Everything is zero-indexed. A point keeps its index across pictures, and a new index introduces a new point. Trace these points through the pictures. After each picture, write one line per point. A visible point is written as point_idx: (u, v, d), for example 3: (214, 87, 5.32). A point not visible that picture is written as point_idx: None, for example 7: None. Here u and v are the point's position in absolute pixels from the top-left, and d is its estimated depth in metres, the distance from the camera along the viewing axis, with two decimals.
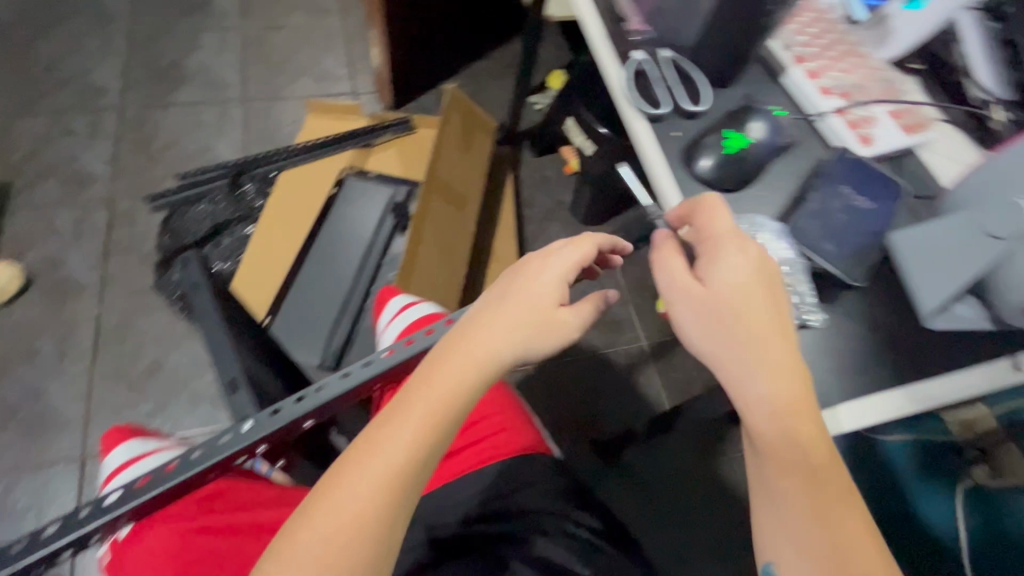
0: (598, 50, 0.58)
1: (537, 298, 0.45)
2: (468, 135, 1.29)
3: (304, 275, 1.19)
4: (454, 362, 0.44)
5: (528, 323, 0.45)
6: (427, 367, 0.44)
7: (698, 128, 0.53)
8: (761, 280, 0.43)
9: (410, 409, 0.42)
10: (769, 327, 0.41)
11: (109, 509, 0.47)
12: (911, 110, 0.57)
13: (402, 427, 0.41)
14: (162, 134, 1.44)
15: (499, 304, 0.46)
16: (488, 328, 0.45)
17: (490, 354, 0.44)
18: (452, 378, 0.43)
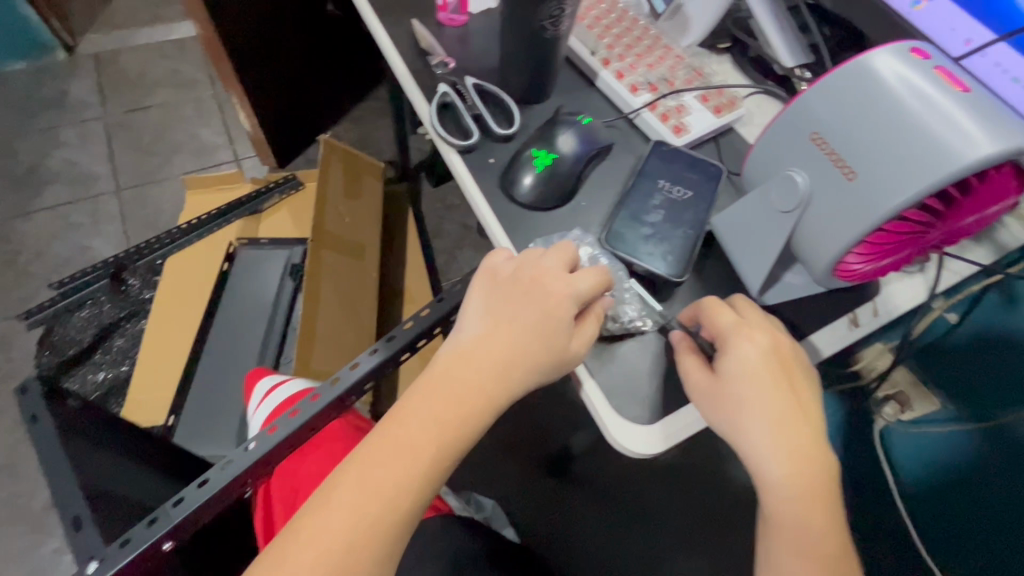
0: (407, 88, 0.57)
1: (537, 325, 0.40)
2: (355, 183, 1.26)
3: (205, 362, 1.11)
4: (451, 401, 0.38)
5: (532, 358, 0.40)
6: (417, 400, 0.39)
7: (513, 151, 0.53)
8: (770, 362, 0.39)
9: (404, 455, 0.37)
10: (780, 388, 0.38)
11: None
12: (721, 91, 0.57)
13: (409, 460, 0.37)
14: (33, 244, 1.35)
15: (506, 330, 0.40)
16: (496, 362, 0.39)
17: (500, 387, 0.39)
18: (446, 423, 0.38)
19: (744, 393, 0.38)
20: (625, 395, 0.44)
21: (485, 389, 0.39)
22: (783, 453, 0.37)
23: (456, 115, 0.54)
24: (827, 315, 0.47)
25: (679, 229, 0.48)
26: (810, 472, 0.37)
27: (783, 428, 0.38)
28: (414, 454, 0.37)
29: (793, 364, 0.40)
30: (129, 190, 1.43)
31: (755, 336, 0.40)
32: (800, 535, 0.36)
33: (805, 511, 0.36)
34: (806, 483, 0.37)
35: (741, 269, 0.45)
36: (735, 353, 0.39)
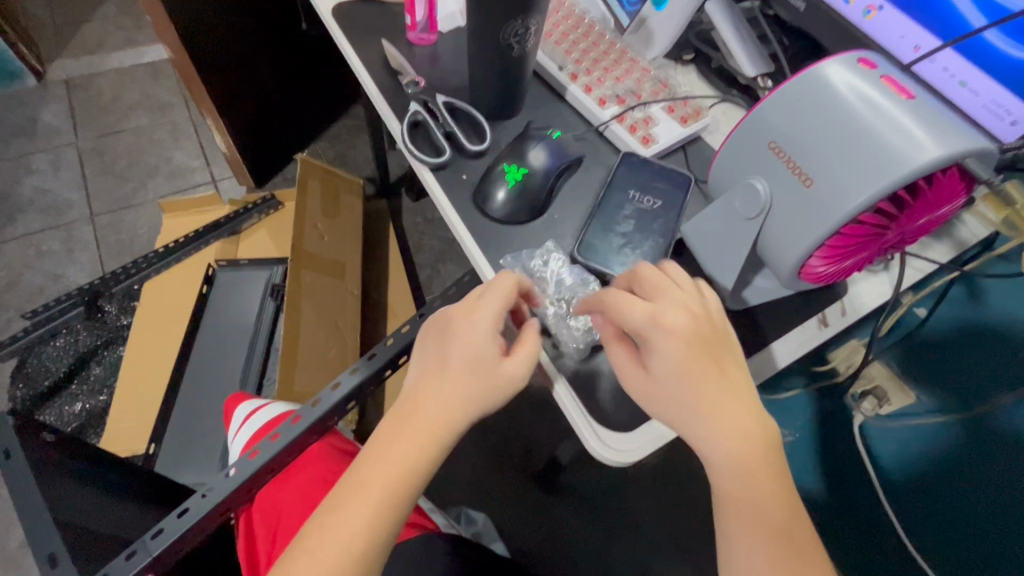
0: (379, 109, 0.58)
1: (467, 358, 0.41)
2: (333, 201, 1.25)
3: (184, 388, 1.09)
4: (393, 449, 0.39)
5: (465, 392, 0.40)
6: (370, 457, 0.39)
7: (485, 166, 0.54)
8: (693, 349, 0.39)
9: (356, 507, 0.38)
10: (709, 376, 0.38)
11: None
12: (686, 102, 0.58)
13: (363, 511, 0.37)
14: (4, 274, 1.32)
15: (438, 370, 0.41)
16: (432, 404, 0.40)
17: (442, 425, 0.40)
18: (390, 472, 0.39)
19: (676, 384, 0.38)
20: (602, 404, 0.45)
21: (426, 433, 0.39)
22: (718, 432, 0.37)
23: (428, 133, 0.55)
24: (797, 316, 0.48)
25: (651, 238, 0.49)
26: (748, 441, 0.37)
27: (718, 410, 0.38)
28: (360, 506, 0.38)
29: (717, 339, 0.40)
30: (104, 215, 1.41)
31: (675, 322, 0.39)
32: (750, 507, 0.37)
33: (749, 481, 0.37)
34: (746, 455, 0.37)
35: (711, 275, 0.46)
36: (657, 348, 0.39)
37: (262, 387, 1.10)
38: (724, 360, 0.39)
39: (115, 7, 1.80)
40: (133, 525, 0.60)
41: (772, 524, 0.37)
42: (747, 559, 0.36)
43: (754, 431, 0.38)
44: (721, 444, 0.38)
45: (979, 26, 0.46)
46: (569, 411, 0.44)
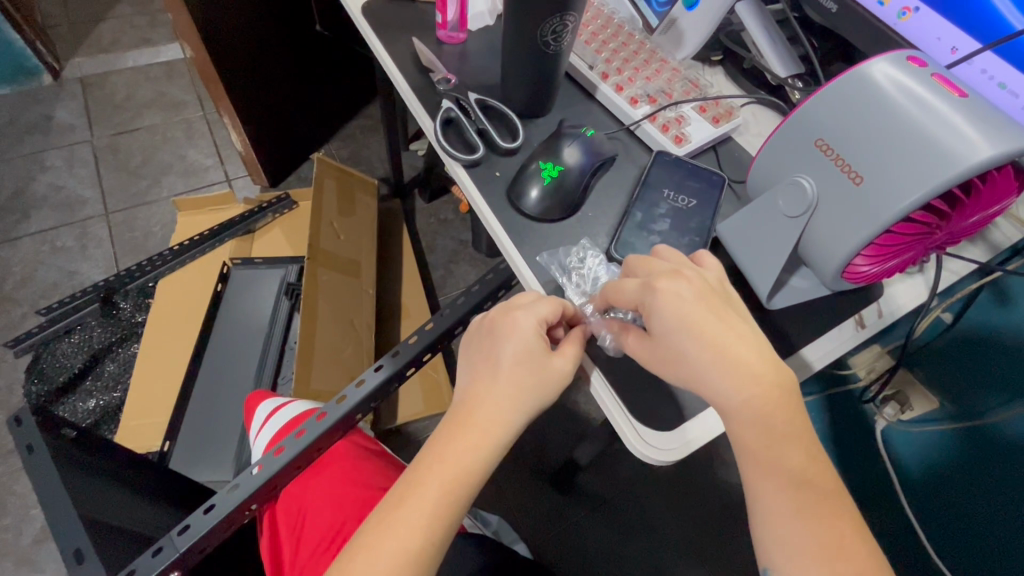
0: (410, 105, 0.58)
1: (513, 361, 0.41)
2: (348, 200, 1.26)
3: (199, 386, 1.09)
4: (446, 451, 0.39)
5: (515, 392, 0.40)
6: (427, 456, 0.39)
7: (518, 164, 0.53)
8: (707, 309, 0.38)
9: (411, 503, 0.37)
10: (721, 338, 0.37)
11: None
12: (718, 101, 0.58)
13: (417, 508, 0.37)
14: (19, 270, 1.32)
15: (488, 375, 0.41)
16: (483, 406, 0.40)
17: (499, 424, 0.39)
18: (443, 476, 0.38)
19: (682, 343, 0.37)
20: (639, 401, 0.44)
21: (477, 436, 0.39)
22: (730, 383, 0.36)
23: (460, 130, 0.55)
24: (833, 316, 0.48)
25: (686, 237, 0.48)
26: (762, 388, 0.36)
27: (740, 372, 0.36)
28: (415, 509, 0.37)
29: (719, 298, 0.39)
30: (119, 213, 1.42)
31: (672, 287, 0.38)
32: (769, 456, 0.36)
33: (765, 429, 0.36)
34: (763, 404, 0.36)
35: (746, 272, 0.46)
36: (657, 313, 0.38)
37: (276, 385, 1.10)
38: (734, 319, 0.38)
39: (130, 7, 1.81)
40: (155, 522, 0.59)
41: (792, 469, 0.36)
42: (769, 507, 0.36)
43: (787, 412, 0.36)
44: (738, 395, 0.36)
45: (1020, 28, 0.46)
46: (607, 407, 0.44)
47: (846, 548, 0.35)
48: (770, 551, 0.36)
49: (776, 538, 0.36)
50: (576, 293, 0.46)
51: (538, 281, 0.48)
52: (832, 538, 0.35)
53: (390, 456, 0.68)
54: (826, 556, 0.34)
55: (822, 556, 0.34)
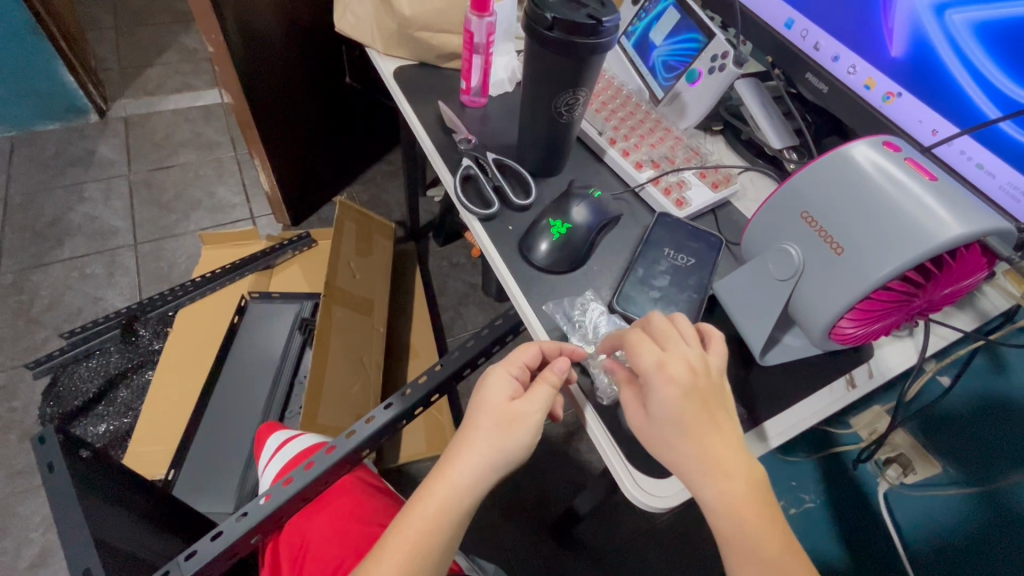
0: (432, 161, 0.63)
1: (490, 426, 0.44)
2: (366, 240, 1.31)
3: (208, 416, 1.11)
4: (423, 499, 0.43)
5: (485, 459, 0.43)
6: (411, 510, 0.43)
7: (530, 218, 0.58)
8: (693, 400, 0.40)
9: (388, 552, 0.41)
10: (708, 436, 0.40)
11: None
12: (717, 169, 0.62)
13: (392, 555, 0.41)
14: (46, 293, 1.37)
15: (466, 430, 0.45)
16: (458, 467, 0.43)
17: (470, 482, 0.43)
18: (415, 533, 0.42)
19: (671, 431, 0.40)
20: (640, 452, 0.46)
21: (448, 495, 0.43)
22: (711, 478, 0.39)
23: (478, 186, 0.60)
24: (823, 376, 0.50)
25: (684, 294, 0.51)
26: (736, 488, 0.39)
27: (719, 466, 0.39)
28: (392, 556, 0.41)
29: (713, 392, 0.41)
30: (147, 243, 1.48)
31: (677, 374, 0.41)
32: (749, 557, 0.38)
33: (744, 529, 0.38)
34: (738, 497, 0.38)
35: (742, 332, 0.49)
36: (657, 402, 0.40)
37: (283, 418, 1.12)
38: (721, 410, 0.41)
39: (175, 55, 1.96)
40: (158, 550, 0.60)
41: (767, 562, 0.37)
42: None
43: (757, 507, 0.39)
44: (714, 493, 0.39)
45: (994, 117, 0.50)
46: (604, 452, 0.46)
47: None
48: None
49: None
50: (581, 344, 0.49)
51: (544, 329, 0.51)
52: None
53: (393, 493, 0.69)
54: None
55: None
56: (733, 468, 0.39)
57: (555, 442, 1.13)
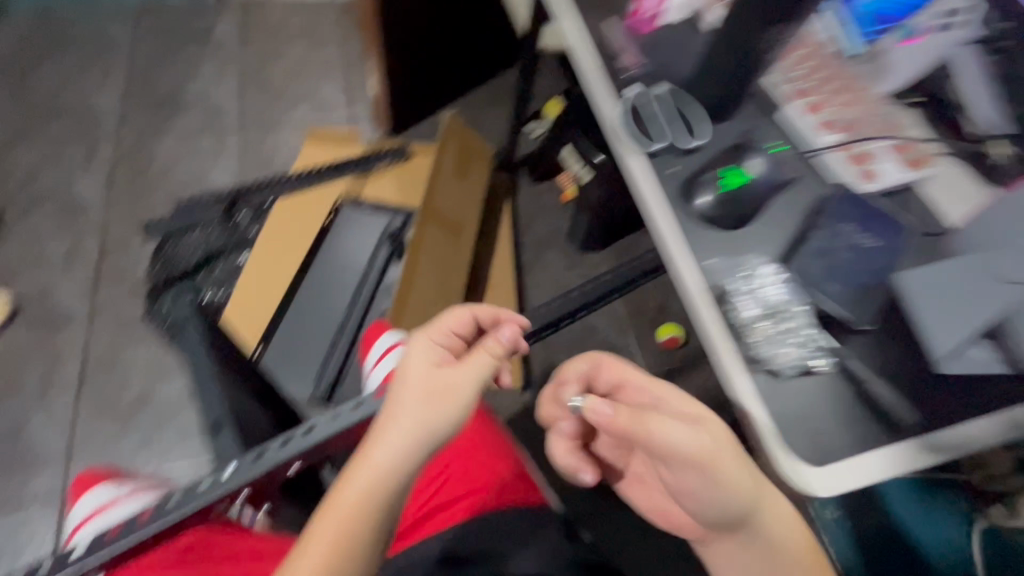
0: (592, 84, 0.59)
1: (408, 407, 0.45)
2: (465, 163, 1.29)
3: (296, 307, 1.17)
4: (356, 472, 0.44)
5: (413, 432, 0.45)
6: (345, 482, 0.44)
7: (695, 164, 0.54)
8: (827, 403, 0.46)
9: (335, 516, 0.43)
10: (743, 481, 0.49)
11: (77, 560, 0.45)
12: (912, 145, 0.56)
13: (333, 522, 0.43)
14: (159, 162, 1.43)
15: (394, 405, 0.46)
16: (386, 439, 0.44)
17: (398, 452, 0.44)
18: (343, 516, 0.43)
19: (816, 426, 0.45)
20: (800, 425, 0.45)
21: (375, 467, 0.44)
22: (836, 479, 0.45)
23: (640, 119, 0.55)
24: (1004, 399, 0.46)
25: (858, 278, 0.50)
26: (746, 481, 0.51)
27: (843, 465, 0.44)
28: (335, 519, 0.43)
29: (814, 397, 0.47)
30: (253, 129, 1.51)
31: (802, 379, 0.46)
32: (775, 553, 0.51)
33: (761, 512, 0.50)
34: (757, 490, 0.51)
35: (930, 329, 0.47)
36: (686, 441, 0.47)
37: (364, 322, 1.17)
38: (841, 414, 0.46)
39: None
40: None
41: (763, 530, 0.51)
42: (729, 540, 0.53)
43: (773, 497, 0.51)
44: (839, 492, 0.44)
45: None
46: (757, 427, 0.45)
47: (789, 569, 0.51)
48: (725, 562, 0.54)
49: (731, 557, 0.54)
50: (749, 308, 0.48)
51: (704, 283, 0.49)
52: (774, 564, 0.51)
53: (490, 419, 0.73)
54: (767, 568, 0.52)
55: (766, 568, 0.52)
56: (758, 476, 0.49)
57: None
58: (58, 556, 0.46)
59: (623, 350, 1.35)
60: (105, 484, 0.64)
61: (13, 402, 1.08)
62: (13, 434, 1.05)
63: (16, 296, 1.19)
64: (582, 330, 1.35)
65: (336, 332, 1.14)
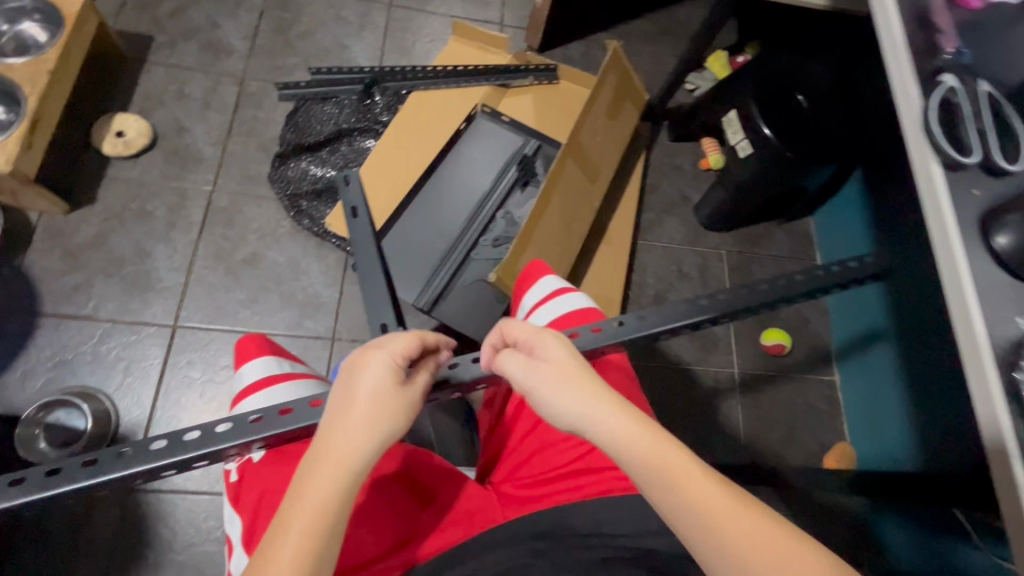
0: (897, 65, 0.54)
1: (359, 415, 0.45)
2: (619, 103, 1.20)
3: (414, 209, 1.13)
4: (316, 473, 0.42)
5: (370, 437, 0.44)
6: (307, 482, 0.42)
7: (1000, 189, 0.50)
8: None
9: (302, 511, 0.41)
10: (585, 375, 0.49)
11: (248, 430, 0.47)
12: None
13: (297, 524, 0.40)
14: (303, 21, 1.37)
15: (346, 412, 0.45)
16: (341, 441, 0.44)
17: (354, 452, 0.43)
18: (308, 520, 0.41)
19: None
20: None
21: (334, 467, 0.43)
22: None
23: (954, 119, 0.51)
24: None
25: None
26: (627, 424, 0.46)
27: None
28: (303, 516, 0.41)
29: None
30: (401, 10, 1.42)
31: None
32: (651, 472, 0.44)
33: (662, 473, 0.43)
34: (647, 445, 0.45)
35: None
36: (549, 348, 0.51)
37: (476, 244, 1.11)
38: None
39: None
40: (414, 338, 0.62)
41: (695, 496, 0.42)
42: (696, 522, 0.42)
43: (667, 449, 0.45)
44: None
45: None
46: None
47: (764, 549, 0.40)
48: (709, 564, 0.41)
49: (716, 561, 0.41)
50: None
51: (998, 330, 0.45)
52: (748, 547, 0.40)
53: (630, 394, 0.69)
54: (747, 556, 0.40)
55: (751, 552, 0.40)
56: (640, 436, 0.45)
57: (702, 389, 1.23)
58: (230, 420, 0.47)
59: (721, 342, 1.27)
60: (271, 354, 0.60)
61: (137, 227, 1.12)
62: (135, 258, 1.10)
63: (152, 124, 1.20)
64: None
65: (448, 246, 1.10)
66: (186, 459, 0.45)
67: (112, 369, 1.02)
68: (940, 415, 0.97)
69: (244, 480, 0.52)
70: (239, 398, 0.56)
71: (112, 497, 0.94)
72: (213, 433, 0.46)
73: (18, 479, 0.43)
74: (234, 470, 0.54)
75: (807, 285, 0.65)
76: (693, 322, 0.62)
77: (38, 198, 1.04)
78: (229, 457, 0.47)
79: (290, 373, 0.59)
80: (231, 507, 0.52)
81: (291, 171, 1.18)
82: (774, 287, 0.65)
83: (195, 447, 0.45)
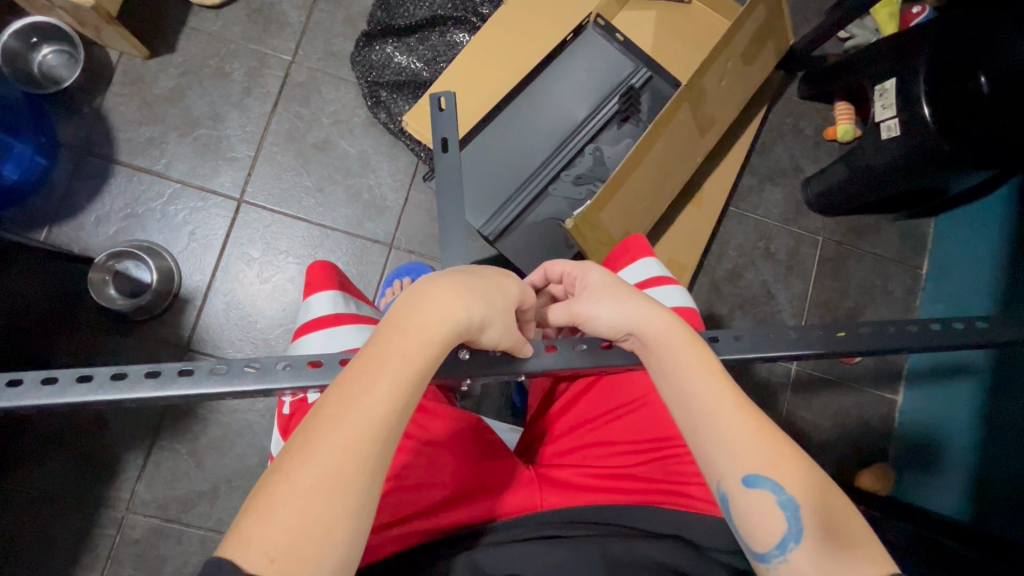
0: None
1: (478, 284, 0.48)
2: (759, 42, 1.02)
3: (497, 126, 1.03)
4: (401, 336, 0.43)
5: (461, 315, 0.45)
6: (390, 341, 0.43)
7: None
8: None
9: (377, 371, 0.42)
10: (613, 283, 0.55)
11: (307, 375, 0.48)
12: None
13: (370, 387, 0.41)
14: None
15: (447, 290, 0.46)
16: (429, 310, 0.44)
17: (442, 322, 0.44)
18: (391, 372, 0.42)
19: None
20: None
21: (424, 333, 0.44)
22: None
23: None
24: None
25: None
26: (664, 316, 0.51)
27: None
28: (376, 381, 0.42)
29: None
30: None
31: None
32: (670, 362, 0.49)
33: (692, 368, 0.48)
34: (682, 337, 0.50)
35: None
36: (592, 272, 0.56)
37: (555, 180, 1.01)
38: None
39: None
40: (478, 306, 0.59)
41: (719, 391, 0.47)
42: (721, 416, 0.46)
43: (698, 345, 0.50)
44: None
45: None
46: None
47: (779, 446, 0.45)
48: (730, 455, 0.45)
49: (738, 459, 0.44)
50: None
51: None
52: (763, 439, 0.45)
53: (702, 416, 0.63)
54: (761, 450, 0.44)
55: (763, 447, 0.45)
56: (676, 330, 0.50)
57: (755, 379, 1.16)
58: (289, 362, 0.48)
59: None
60: (341, 290, 0.60)
61: (214, 88, 1.07)
62: (210, 120, 1.06)
63: None
64: (759, 291, 1.19)
65: (526, 178, 1.01)
66: (248, 392, 0.47)
67: (179, 231, 1.03)
68: (1010, 475, 0.88)
69: (295, 415, 0.56)
70: (300, 331, 0.58)
71: (170, 354, 0.98)
72: (273, 371, 0.47)
73: (87, 376, 0.46)
74: (288, 403, 0.57)
75: (918, 337, 0.59)
76: (788, 353, 0.57)
77: (120, 38, 0.99)
78: (288, 394, 0.49)
79: (356, 315, 0.59)
80: (279, 435, 0.57)
81: (375, 55, 1.07)
82: (878, 332, 0.59)
83: (256, 381, 0.47)
